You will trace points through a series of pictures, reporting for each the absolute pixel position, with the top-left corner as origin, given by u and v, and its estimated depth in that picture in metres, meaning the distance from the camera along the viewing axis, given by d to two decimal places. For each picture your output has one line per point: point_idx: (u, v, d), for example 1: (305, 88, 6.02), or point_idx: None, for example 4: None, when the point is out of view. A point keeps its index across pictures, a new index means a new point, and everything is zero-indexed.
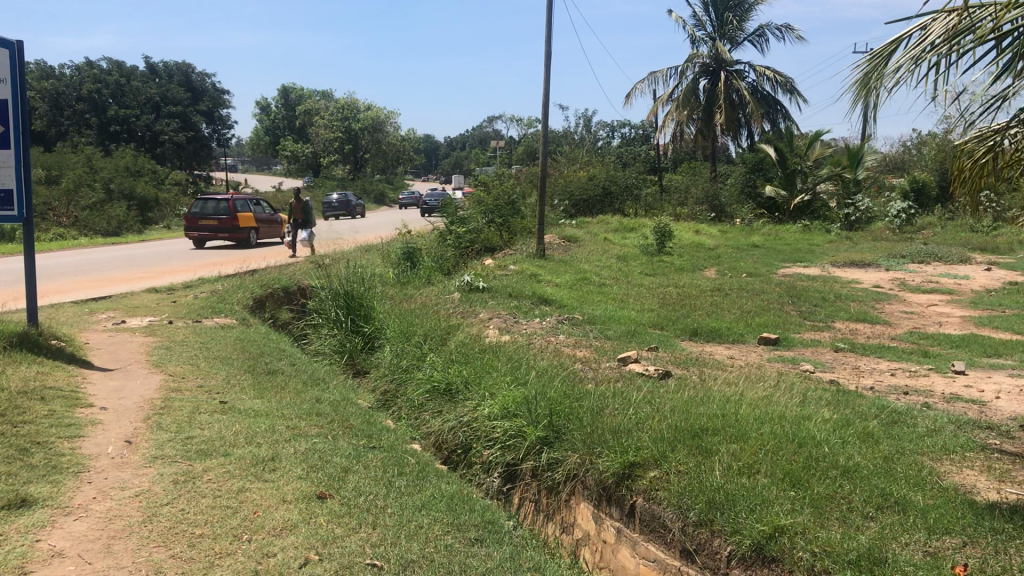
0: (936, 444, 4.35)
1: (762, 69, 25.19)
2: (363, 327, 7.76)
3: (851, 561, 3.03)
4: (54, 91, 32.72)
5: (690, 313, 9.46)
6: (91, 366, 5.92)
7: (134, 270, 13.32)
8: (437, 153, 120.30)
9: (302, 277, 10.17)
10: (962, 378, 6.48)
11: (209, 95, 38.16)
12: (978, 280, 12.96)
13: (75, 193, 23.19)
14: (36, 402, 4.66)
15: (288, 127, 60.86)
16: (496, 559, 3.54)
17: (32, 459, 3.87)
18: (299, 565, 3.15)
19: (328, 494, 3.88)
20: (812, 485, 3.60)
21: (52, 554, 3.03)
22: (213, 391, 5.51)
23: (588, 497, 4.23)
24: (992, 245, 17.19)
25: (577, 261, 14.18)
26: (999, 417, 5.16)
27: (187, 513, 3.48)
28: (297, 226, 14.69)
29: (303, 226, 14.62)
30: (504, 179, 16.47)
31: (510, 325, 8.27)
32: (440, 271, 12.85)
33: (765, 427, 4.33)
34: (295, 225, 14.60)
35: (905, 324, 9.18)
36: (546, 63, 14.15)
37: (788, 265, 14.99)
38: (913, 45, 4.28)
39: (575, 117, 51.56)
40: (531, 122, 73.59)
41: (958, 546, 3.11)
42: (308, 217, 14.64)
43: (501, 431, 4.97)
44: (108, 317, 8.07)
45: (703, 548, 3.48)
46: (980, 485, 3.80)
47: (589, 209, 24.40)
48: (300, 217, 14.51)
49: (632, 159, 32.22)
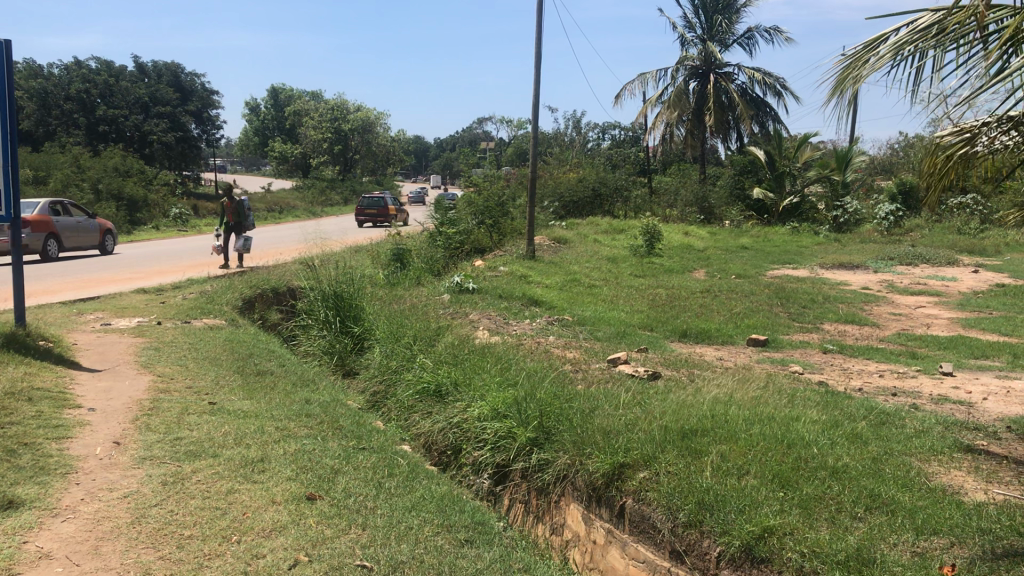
0: (925, 445, 4.40)
1: (752, 71, 25.33)
2: (352, 328, 7.76)
3: (840, 562, 3.07)
4: (43, 90, 32.42)
5: (679, 314, 9.49)
6: (79, 366, 5.89)
7: (125, 270, 13.35)
8: (427, 154, 119.78)
9: (290, 278, 10.14)
10: (950, 379, 6.55)
11: (198, 95, 38.01)
12: (966, 282, 13.08)
13: (63, 193, 23.02)
14: (23, 403, 4.64)
15: (277, 128, 60.20)
16: (487, 560, 3.56)
17: (19, 460, 3.85)
18: (289, 566, 3.16)
19: (317, 495, 3.89)
20: (801, 487, 3.64)
21: (39, 556, 3.02)
22: (203, 392, 5.50)
23: (579, 498, 4.26)
24: (979, 248, 17.33)
25: (567, 263, 14.22)
26: (987, 419, 5.23)
27: (176, 515, 3.48)
28: (229, 230, 12.91)
29: (236, 230, 12.88)
30: (494, 181, 16.49)
31: (500, 325, 8.33)
32: (430, 272, 12.88)
33: (755, 428, 4.37)
34: (228, 230, 12.84)
35: (893, 326, 9.26)
36: (536, 65, 14.20)
37: (777, 267, 15.08)
38: (897, 40, 4.37)
39: (565, 119, 51.73)
40: (521, 123, 73.72)
41: (946, 547, 3.14)
42: (243, 221, 12.91)
43: (491, 432, 4.97)
44: (96, 318, 8.05)
45: (693, 549, 3.52)
46: (967, 486, 3.84)
47: (579, 211, 24.43)
48: (233, 219, 12.78)
49: (621, 160, 32.41)
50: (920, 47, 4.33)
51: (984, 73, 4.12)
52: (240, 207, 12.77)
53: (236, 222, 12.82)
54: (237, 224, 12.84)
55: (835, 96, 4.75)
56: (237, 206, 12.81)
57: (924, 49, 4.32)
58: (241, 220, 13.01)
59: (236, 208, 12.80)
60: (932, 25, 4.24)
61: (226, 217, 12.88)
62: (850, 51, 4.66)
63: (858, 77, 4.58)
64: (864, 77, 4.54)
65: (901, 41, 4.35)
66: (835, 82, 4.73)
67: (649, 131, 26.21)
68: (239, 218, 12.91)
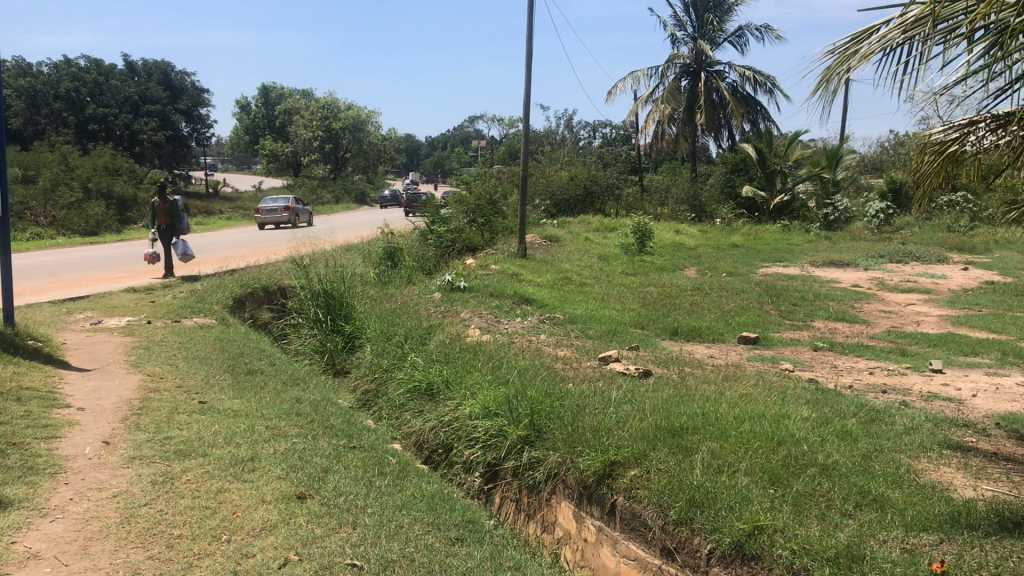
0: (913, 442, 4.43)
1: (742, 69, 25.37)
2: (342, 327, 7.75)
3: (830, 559, 3.09)
4: (31, 89, 32.12)
5: (670, 313, 9.51)
6: (67, 366, 5.86)
7: (112, 270, 13.14)
8: (419, 152, 119.48)
9: (281, 276, 10.04)
10: (939, 377, 6.57)
11: (188, 93, 37.72)
12: (956, 279, 13.16)
13: (52, 192, 22.85)
14: (12, 403, 4.61)
15: (268, 127, 59.73)
16: (477, 558, 3.57)
17: (7, 460, 3.83)
18: (279, 565, 3.16)
19: (308, 494, 3.89)
20: (792, 484, 3.66)
21: (27, 556, 3.01)
22: (193, 391, 5.48)
23: (569, 497, 4.28)
24: (969, 245, 17.46)
25: (558, 261, 14.26)
26: (977, 416, 5.25)
27: (166, 514, 3.47)
28: (163, 236, 11.46)
29: (170, 234, 11.42)
30: (485, 178, 16.41)
31: (492, 324, 8.28)
32: (422, 271, 12.88)
33: (745, 426, 4.40)
34: (161, 234, 11.39)
35: (883, 323, 9.30)
36: (528, 62, 14.18)
37: (767, 265, 15.15)
38: (885, 34, 4.42)
39: (555, 118, 51.92)
40: (512, 122, 73.94)
41: (936, 543, 3.17)
42: (177, 223, 11.43)
43: (481, 431, 4.99)
44: (85, 317, 8.00)
45: (684, 546, 3.54)
46: (957, 482, 3.88)
47: (571, 209, 24.42)
48: (166, 221, 11.34)
49: (612, 159, 32.49)
50: (908, 40, 4.38)
51: (969, 67, 4.22)
52: (174, 208, 11.36)
53: (168, 225, 11.35)
54: (170, 227, 11.36)
55: (823, 89, 4.83)
56: (170, 206, 11.37)
57: (912, 42, 4.37)
58: (175, 223, 11.54)
59: (169, 209, 11.37)
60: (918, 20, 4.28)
61: (158, 220, 11.41)
62: (841, 41, 4.70)
63: (848, 68, 4.64)
64: (852, 70, 4.61)
65: (890, 33, 4.39)
66: (823, 74, 4.80)
67: (642, 129, 26.23)
68: (172, 221, 11.44)
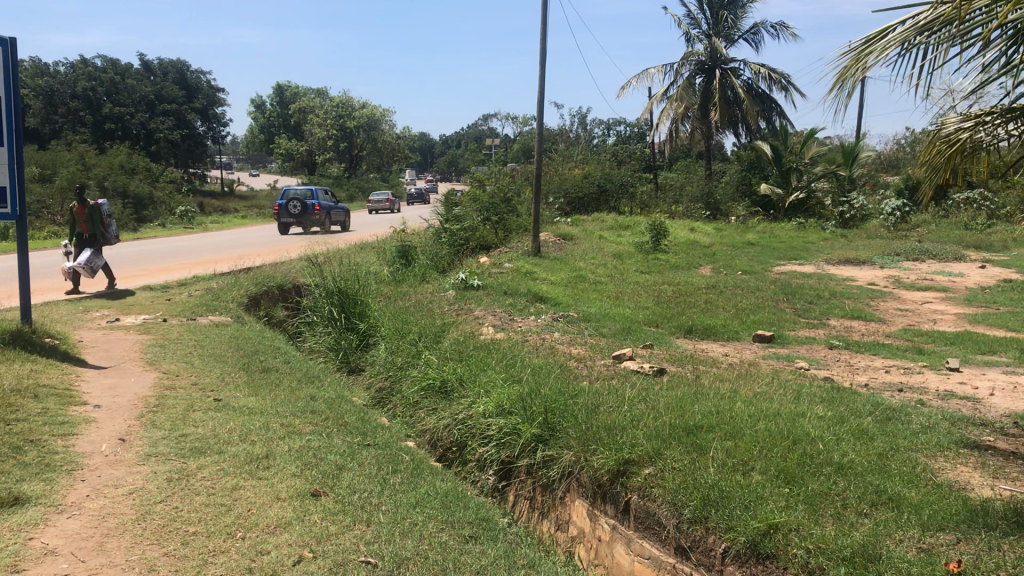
0: (930, 441, 4.36)
1: (758, 66, 25.15)
2: (357, 325, 7.75)
3: (845, 558, 3.04)
4: (48, 88, 32.55)
5: (685, 311, 9.45)
6: (84, 364, 5.91)
7: (126, 269, 12.93)
8: (433, 150, 119.34)
9: (295, 275, 10.14)
10: (956, 375, 6.48)
11: (204, 92, 38.00)
12: (973, 278, 12.98)
13: (70, 191, 23.11)
14: (30, 400, 4.65)
15: (283, 125, 59.91)
16: (490, 556, 3.54)
17: (25, 457, 3.86)
18: (293, 563, 3.15)
19: (322, 492, 3.88)
20: (807, 482, 3.61)
21: (44, 552, 3.03)
22: (208, 390, 5.49)
23: (584, 495, 4.25)
24: (986, 243, 17.22)
25: (571, 259, 14.22)
26: (995, 415, 5.18)
27: (181, 512, 3.48)
28: (84, 243, 10.03)
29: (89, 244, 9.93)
30: (500, 178, 16.40)
31: (505, 322, 8.29)
32: (435, 269, 12.86)
33: (759, 425, 4.34)
34: (80, 243, 9.97)
35: (900, 322, 9.18)
36: (541, 59, 14.14)
37: (782, 263, 15.01)
38: (900, 35, 4.32)
39: (570, 116, 51.85)
40: (526, 120, 73.63)
41: (952, 542, 3.11)
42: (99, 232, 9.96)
43: (496, 429, 4.97)
44: (102, 315, 8.06)
45: (698, 545, 3.50)
46: (974, 482, 3.82)
47: (584, 207, 24.38)
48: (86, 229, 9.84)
49: (628, 157, 32.33)
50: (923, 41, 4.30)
51: (987, 68, 4.15)
52: (96, 214, 9.85)
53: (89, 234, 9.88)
54: (91, 236, 9.91)
55: (836, 89, 4.72)
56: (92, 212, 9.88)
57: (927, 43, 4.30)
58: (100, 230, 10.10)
59: (91, 215, 9.87)
60: (932, 21, 4.19)
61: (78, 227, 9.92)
62: (855, 43, 4.60)
63: (860, 70, 4.56)
64: (866, 72, 4.52)
65: (904, 35, 4.30)
66: (838, 74, 4.69)
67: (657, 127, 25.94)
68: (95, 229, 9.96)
